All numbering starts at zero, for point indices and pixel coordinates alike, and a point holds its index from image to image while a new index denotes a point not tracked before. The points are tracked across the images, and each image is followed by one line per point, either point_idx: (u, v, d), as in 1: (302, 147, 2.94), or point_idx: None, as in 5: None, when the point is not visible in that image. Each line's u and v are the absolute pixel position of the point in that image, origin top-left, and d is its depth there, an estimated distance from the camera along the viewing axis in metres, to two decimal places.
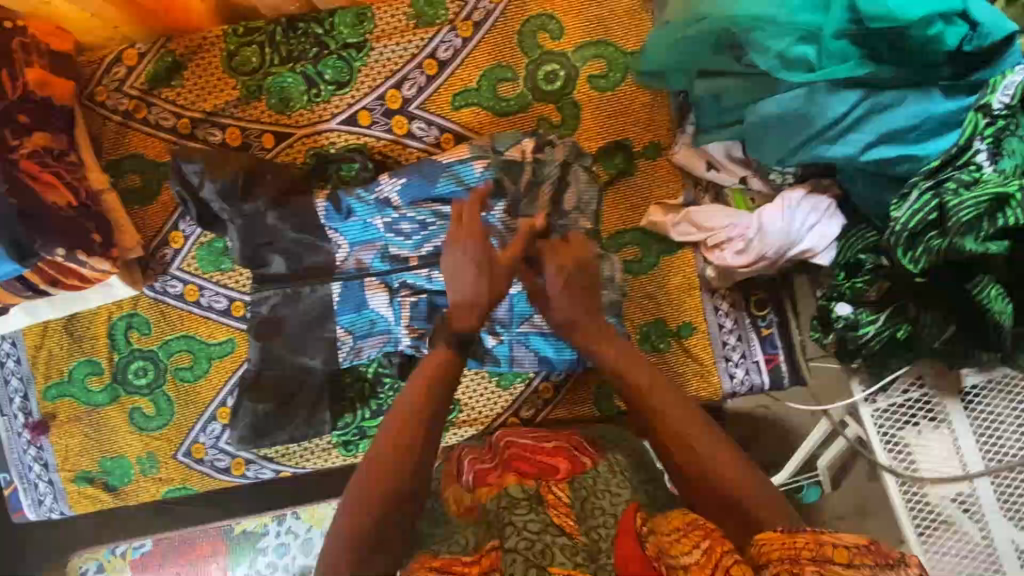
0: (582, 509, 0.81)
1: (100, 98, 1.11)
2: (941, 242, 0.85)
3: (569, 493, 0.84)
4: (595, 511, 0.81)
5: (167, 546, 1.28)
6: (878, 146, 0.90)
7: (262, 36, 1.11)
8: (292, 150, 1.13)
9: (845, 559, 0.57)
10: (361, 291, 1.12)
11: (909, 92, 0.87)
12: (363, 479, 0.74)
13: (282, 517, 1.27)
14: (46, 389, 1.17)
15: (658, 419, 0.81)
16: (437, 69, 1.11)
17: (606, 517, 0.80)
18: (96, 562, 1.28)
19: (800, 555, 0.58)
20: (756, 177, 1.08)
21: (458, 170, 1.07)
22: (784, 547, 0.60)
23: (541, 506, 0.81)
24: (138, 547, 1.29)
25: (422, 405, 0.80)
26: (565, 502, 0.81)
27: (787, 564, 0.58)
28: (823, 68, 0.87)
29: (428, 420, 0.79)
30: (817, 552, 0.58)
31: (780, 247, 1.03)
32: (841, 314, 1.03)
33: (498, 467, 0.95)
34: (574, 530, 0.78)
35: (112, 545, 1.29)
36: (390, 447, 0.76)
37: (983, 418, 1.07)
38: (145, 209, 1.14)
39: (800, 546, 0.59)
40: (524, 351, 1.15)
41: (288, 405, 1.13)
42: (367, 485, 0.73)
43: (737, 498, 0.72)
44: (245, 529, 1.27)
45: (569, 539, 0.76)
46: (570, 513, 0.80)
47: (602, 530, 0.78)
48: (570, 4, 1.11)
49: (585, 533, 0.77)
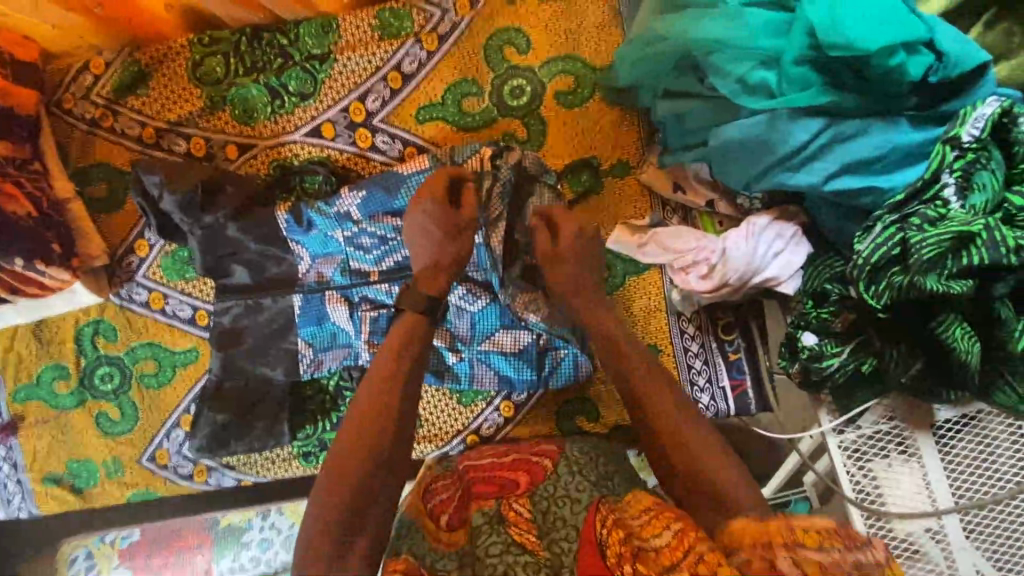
0: (544, 522, 0.83)
1: (67, 106, 1.12)
2: (903, 279, 0.81)
3: (531, 508, 0.85)
4: (557, 525, 0.82)
5: (155, 535, 1.26)
6: (841, 177, 0.86)
7: (226, 46, 1.10)
8: (256, 162, 1.12)
9: (815, 542, 0.63)
10: (321, 304, 1.10)
11: (875, 122, 0.85)
12: (336, 468, 0.79)
13: (266, 512, 1.27)
14: (16, 391, 1.19)
15: (654, 411, 0.85)
16: (401, 82, 1.10)
17: (569, 530, 0.82)
18: (84, 549, 1.25)
19: (771, 540, 0.63)
20: (723, 200, 1.05)
21: (421, 181, 1.05)
22: (757, 532, 0.65)
23: (502, 525, 0.83)
24: (125, 537, 1.26)
25: (383, 403, 0.84)
26: (526, 518, 0.83)
27: (758, 546, 0.64)
28: (784, 94, 0.84)
29: (391, 415, 0.83)
30: (787, 536, 0.63)
31: (744, 273, 1.00)
32: (806, 344, 0.96)
33: (459, 495, 0.89)
34: (536, 545, 0.80)
35: (102, 533, 1.27)
36: (355, 444, 0.80)
37: (955, 454, 1.03)
38: (110, 217, 1.14)
39: (773, 532, 0.64)
40: (485, 370, 1.13)
41: (250, 415, 1.14)
42: (341, 474, 0.78)
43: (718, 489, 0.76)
44: (230, 522, 1.26)
45: (531, 557, 0.79)
46: (530, 528, 0.82)
47: (566, 543, 0.80)
48: (538, 18, 1.09)
49: (547, 547, 0.80)
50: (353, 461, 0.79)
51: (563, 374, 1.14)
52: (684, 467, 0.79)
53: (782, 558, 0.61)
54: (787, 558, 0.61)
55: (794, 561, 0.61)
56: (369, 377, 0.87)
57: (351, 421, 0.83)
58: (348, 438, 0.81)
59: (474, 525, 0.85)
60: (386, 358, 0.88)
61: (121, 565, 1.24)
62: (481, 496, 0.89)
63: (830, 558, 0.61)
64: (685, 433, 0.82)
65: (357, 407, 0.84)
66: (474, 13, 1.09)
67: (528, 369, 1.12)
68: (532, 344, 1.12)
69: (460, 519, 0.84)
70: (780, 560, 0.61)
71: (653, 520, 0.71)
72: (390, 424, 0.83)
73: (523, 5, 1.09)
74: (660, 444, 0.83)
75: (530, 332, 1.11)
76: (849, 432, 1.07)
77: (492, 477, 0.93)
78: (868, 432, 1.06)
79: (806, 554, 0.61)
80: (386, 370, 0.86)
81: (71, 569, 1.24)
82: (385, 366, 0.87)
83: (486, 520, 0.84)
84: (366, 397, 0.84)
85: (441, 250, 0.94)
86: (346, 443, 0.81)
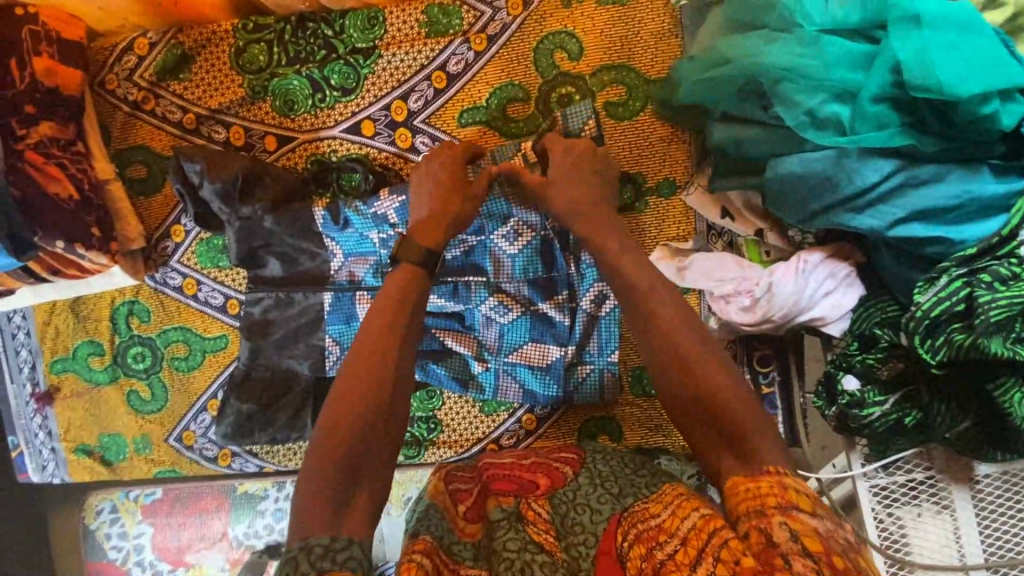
0: (562, 526, 0.79)
1: (110, 86, 1.11)
2: (965, 338, 0.76)
3: (551, 509, 0.82)
4: (575, 530, 0.77)
5: (176, 495, 1.28)
6: (908, 223, 0.81)
7: (270, 34, 1.08)
8: (294, 156, 1.10)
9: (809, 506, 0.61)
10: (351, 303, 1.09)
11: (953, 169, 0.79)
12: (320, 443, 0.69)
13: (282, 484, 1.25)
14: (52, 363, 1.22)
15: (670, 346, 0.76)
16: (446, 82, 1.06)
17: (587, 535, 0.76)
18: (110, 502, 1.29)
19: (765, 506, 0.61)
20: (774, 231, 0.99)
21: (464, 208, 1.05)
22: (753, 498, 0.63)
23: (520, 523, 0.80)
24: (149, 494, 1.28)
25: (374, 367, 0.73)
26: (545, 519, 0.80)
27: (756, 517, 0.62)
28: (856, 133, 0.79)
29: (382, 386, 0.73)
30: (781, 498, 0.62)
31: (788, 312, 0.95)
32: (846, 388, 0.92)
33: (478, 490, 0.86)
34: (554, 546, 0.76)
35: (127, 488, 1.29)
36: (345, 410, 0.71)
37: (991, 509, 0.99)
38: (149, 201, 1.15)
39: (765, 493, 0.63)
40: (510, 382, 1.11)
41: (273, 406, 1.13)
42: (326, 448, 0.68)
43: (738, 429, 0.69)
44: (247, 490, 1.26)
45: (549, 557, 0.75)
46: (550, 530, 0.79)
47: (583, 548, 0.75)
48: (592, 22, 1.04)
49: (565, 549, 0.75)
50: (343, 435, 0.69)
51: (588, 389, 1.11)
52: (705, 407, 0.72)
53: (778, 527, 0.59)
54: (784, 527, 0.59)
55: (792, 533, 0.58)
56: (358, 343, 0.76)
57: (338, 389, 0.72)
58: (335, 409, 0.71)
59: (492, 520, 0.82)
60: (373, 322, 0.77)
61: (144, 520, 1.27)
62: (499, 493, 0.86)
63: (824, 526, 0.60)
64: (721, 398, 0.72)
65: (347, 374, 0.73)
66: (527, 14, 1.05)
67: (554, 385, 1.09)
68: (559, 359, 1.08)
69: (477, 514, 0.82)
70: (775, 530, 0.59)
71: (678, 510, 0.71)
72: (379, 394, 0.72)
73: (578, 8, 1.04)
74: (683, 393, 0.74)
75: (558, 346, 1.08)
76: (881, 478, 1.02)
77: (512, 474, 0.89)
78: (901, 480, 1.02)
79: (800, 517, 0.60)
80: (370, 347, 0.75)
81: (96, 520, 1.29)
82: (374, 327, 0.76)
83: (505, 517, 0.81)
84: (353, 365, 0.74)
85: (448, 203, 0.90)
86: (330, 416, 0.70)
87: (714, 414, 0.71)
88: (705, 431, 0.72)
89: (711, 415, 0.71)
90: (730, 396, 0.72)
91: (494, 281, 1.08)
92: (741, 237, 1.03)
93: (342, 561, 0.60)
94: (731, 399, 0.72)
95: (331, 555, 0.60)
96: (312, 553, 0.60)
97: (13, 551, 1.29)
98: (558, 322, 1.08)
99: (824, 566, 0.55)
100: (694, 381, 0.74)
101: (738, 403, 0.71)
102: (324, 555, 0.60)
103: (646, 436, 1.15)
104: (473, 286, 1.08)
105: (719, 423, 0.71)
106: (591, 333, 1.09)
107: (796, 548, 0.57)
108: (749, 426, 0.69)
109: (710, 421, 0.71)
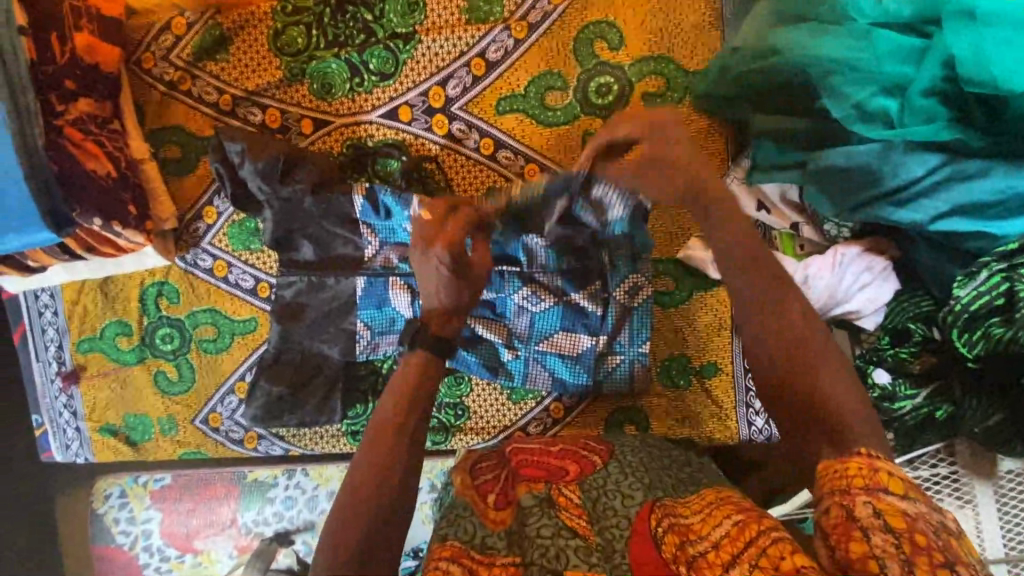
0: (594, 510, 0.77)
1: (146, 65, 1.11)
2: (1004, 332, 0.79)
3: (581, 494, 0.80)
4: (608, 513, 0.76)
5: (185, 482, 1.27)
6: (951, 217, 0.82)
7: (309, 17, 1.08)
8: (329, 139, 1.10)
9: (900, 489, 0.59)
10: (385, 288, 1.08)
11: (998, 165, 0.80)
12: (367, 441, 0.69)
13: (292, 472, 1.26)
14: (79, 342, 1.22)
15: (762, 308, 0.69)
16: (485, 69, 1.07)
17: (620, 518, 0.75)
18: (120, 487, 1.28)
19: (850, 485, 0.59)
20: (809, 224, 1.00)
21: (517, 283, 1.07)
22: (837, 478, 0.61)
23: (553, 509, 0.77)
24: (158, 479, 1.28)
25: (406, 405, 0.71)
26: (578, 504, 0.78)
27: (837, 494, 0.60)
28: (904, 126, 0.80)
29: (413, 422, 0.71)
30: (870, 480, 0.59)
31: (822, 305, 0.96)
32: (878, 382, 0.94)
33: (506, 475, 0.84)
34: (587, 530, 0.74)
35: (136, 473, 1.29)
36: (390, 413, 0.71)
37: (1014, 506, 0.99)
38: (182, 181, 1.14)
39: (852, 475, 0.60)
40: (540, 369, 1.11)
41: (305, 388, 1.14)
42: (370, 447, 0.69)
43: (834, 404, 0.64)
44: (258, 477, 1.26)
45: (582, 542, 0.73)
46: (582, 514, 0.77)
47: (617, 530, 0.74)
48: (633, 12, 1.04)
49: (599, 533, 0.74)
50: (379, 460, 0.68)
51: (618, 378, 1.12)
52: (793, 381, 0.67)
53: (861, 505, 0.58)
54: (867, 505, 0.58)
55: (875, 509, 0.57)
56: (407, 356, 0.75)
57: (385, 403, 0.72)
58: (383, 411, 0.71)
59: (523, 506, 0.78)
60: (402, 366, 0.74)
61: (151, 505, 1.27)
62: (529, 479, 0.82)
63: (916, 509, 0.58)
64: (825, 386, 0.65)
65: (396, 385, 0.73)
66: (568, 4, 1.05)
67: (584, 374, 1.10)
68: (591, 348, 1.09)
69: (506, 500, 0.80)
70: (857, 507, 0.58)
71: (709, 517, 0.72)
72: (411, 430, 0.70)
73: None
74: (777, 360, 0.68)
75: (589, 335, 1.09)
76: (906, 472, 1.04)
77: (539, 462, 0.86)
78: (925, 474, 1.03)
79: (888, 499, 0.58)
80: (410, 381, 0.73)
81: (104, 505, 1.28)
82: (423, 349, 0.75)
83: (536, 502, 0.78)
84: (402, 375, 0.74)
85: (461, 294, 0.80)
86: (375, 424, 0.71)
87: (806, 389, 0.66)
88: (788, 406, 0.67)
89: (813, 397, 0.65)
90: (828, 377, 0.66)
91: (527, 271, 1.08)
92: (776, 231, 1.03)
93: None
94: (829, 389, 0.65)
95: None
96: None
97: (14, 551, 1.32)
98: (589, 312, 1.08)
99: (904, 541, 0.55)
100: (793, 361, 0.67)
101: (828, 376, 0.66)
102: None
103: (672, 427, 1.15)
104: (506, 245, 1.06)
105: (816, 407, 0.65)
106: (622, 324, 1.10)
107: (877, 523, 0.57)
108: (844, 406, 0.64)
109: (809, 408, 0.65)
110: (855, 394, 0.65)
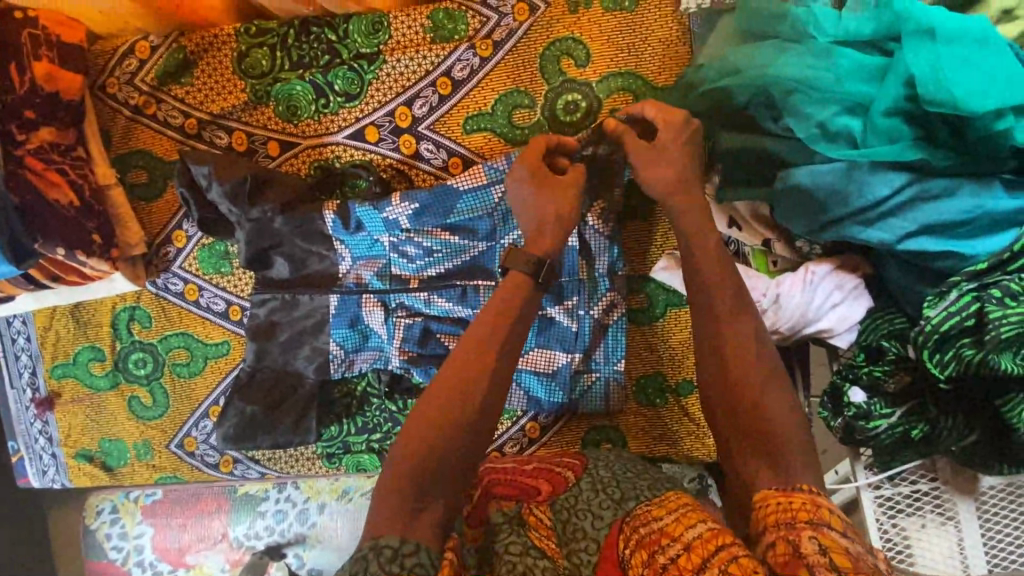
0: (564, 533, 0.74)
1: (111, 90, 1.10)
2: (975, 354, 0.75)
3: (552, 515, 0.77)
4: (577, 536, 0.73)
5: (176, 497, 1.26)
6: (919, 237, 0.81)
7: (274, 38, 1.07)
8: (297, 161, 1.10)
9: (840, 527, 0.59)
10: (357, 306, 1.07)
11: (964, 183, 0.79)
12: (417, 424, 0.72)
13: (283, 485, 1.24)
14: (53, 367, 1.21)
15: (742, 348, 0.74)
16: (451, 88, 1.05)
17: (589, 541, 0.72)
18: (110, 502, 1.27)
19: (797, 520, 0.59)
20: (780, 241, 0.98)
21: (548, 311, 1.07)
22: (783, 512, 0.62)
23: (522, 527, 0.74)
24: (149, 494, 1.27)
25: (453, 399, 0.72)
26: (547, 525, 0.75)
27: (783, 530, 0.60)
28: (867, 145, 0.79)
29: (462, 416, 0.72)
30: (814, 515, 0.60)
31: (795, 322, 0.95)
32: (853, 401, 0.89)
33: (479, 495, 0.81)
34: (555, 551, 0.72)
35: (127, 488, 1.27)
36: (445, 400, 0.73)
37: (995, 522, 0.98)
38: (150, 206, 1.14)
39: (797, 508, 0.61)
40: (514, 388, 1.10)
41: (278, 409, 1.12)
42: (419, 428, 0.71)
43: (789, 448, 0.68)
44: (247, 492, 1.24)
45: (551, 563, 0.70)
46: (551, 536, 0.74)
47: (585, 555, 0.71)
48: (598, 29, 1.02)
49: (567, 556, 0.72)
50: (424, 444, 0.70)
51: (595, 397, 1.11)
52: (745, 406, 0.72)
53: (806, 540, 0.57)
54: (812, 540, 0.57)
55: (820, 546, 0.56)
56: (462, 343, 0.77)
57: (437, 388, 0.73)
58: (434, 398, 0.73)
59: (493, 524, 0.76)
60: (456, 359, 0.76)
61: (144, 520, 1.25)
62: (502, 498, 0.81)
63: (855, 547, 0.57)
64: (778, 430, 0.69)
65: (445, 376, 0.74)
66: (533, 20, 1.03)
67: (559, 392, 1.08)
68: (566, 366, 1.07)
69: (479, 518, 0.78)
70: (803, 543, 0.57)
71: (682, 518, 0.68)
72: (459, 427, 0.71)
73: (585, 15, 1.03)
74: (739, 410, 0.72)
75: (566, 352, 1.06)
76: (887, 489, 1.01)
77: (512, 482, 0.84)
78: (906, 491, 1.00)
79: (832, 535, 0.58)
80: (460, 371, 0.74)
81: (97, 520, 1.27)
82: (476, 337, 0.77)
83: (506, 520, 0.76)
84: (453, 364, 0.75)
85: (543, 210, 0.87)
86: (427, 409, 0.72)
87: (763, 427, 0.70)
88: (740, 442, 0.72)
89: (766, 439, 0.69)
90: (786, 424, 0.70)
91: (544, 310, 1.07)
92: (749, 247, 1.02)
93: (412, 566, 0.61)
94: (781, 427, 0.70)
95: (399, 558, 0.61)
96: (382, 555, 0.61)
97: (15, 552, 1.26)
98: (564, 328, 1.06)
99: None
100: (746, 392, 0.72)
101: (781, 412, 0.70)
102: (393, 558, 0.61)
103: (650, 444, 1.14)
104: (485, 250, 1.05)
105: (760, 428, 0.70)
106: (598, 341, 1.09)
107: (824, 561, 0.55)
108: (795, 447, 0.68)
109: (762, 441, 0.69)
110: (806, 433, 0.70)
